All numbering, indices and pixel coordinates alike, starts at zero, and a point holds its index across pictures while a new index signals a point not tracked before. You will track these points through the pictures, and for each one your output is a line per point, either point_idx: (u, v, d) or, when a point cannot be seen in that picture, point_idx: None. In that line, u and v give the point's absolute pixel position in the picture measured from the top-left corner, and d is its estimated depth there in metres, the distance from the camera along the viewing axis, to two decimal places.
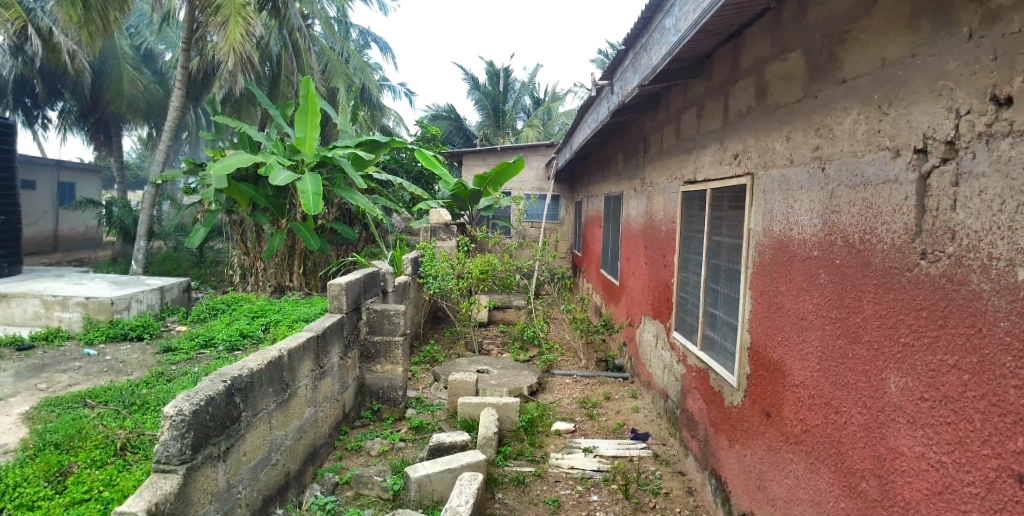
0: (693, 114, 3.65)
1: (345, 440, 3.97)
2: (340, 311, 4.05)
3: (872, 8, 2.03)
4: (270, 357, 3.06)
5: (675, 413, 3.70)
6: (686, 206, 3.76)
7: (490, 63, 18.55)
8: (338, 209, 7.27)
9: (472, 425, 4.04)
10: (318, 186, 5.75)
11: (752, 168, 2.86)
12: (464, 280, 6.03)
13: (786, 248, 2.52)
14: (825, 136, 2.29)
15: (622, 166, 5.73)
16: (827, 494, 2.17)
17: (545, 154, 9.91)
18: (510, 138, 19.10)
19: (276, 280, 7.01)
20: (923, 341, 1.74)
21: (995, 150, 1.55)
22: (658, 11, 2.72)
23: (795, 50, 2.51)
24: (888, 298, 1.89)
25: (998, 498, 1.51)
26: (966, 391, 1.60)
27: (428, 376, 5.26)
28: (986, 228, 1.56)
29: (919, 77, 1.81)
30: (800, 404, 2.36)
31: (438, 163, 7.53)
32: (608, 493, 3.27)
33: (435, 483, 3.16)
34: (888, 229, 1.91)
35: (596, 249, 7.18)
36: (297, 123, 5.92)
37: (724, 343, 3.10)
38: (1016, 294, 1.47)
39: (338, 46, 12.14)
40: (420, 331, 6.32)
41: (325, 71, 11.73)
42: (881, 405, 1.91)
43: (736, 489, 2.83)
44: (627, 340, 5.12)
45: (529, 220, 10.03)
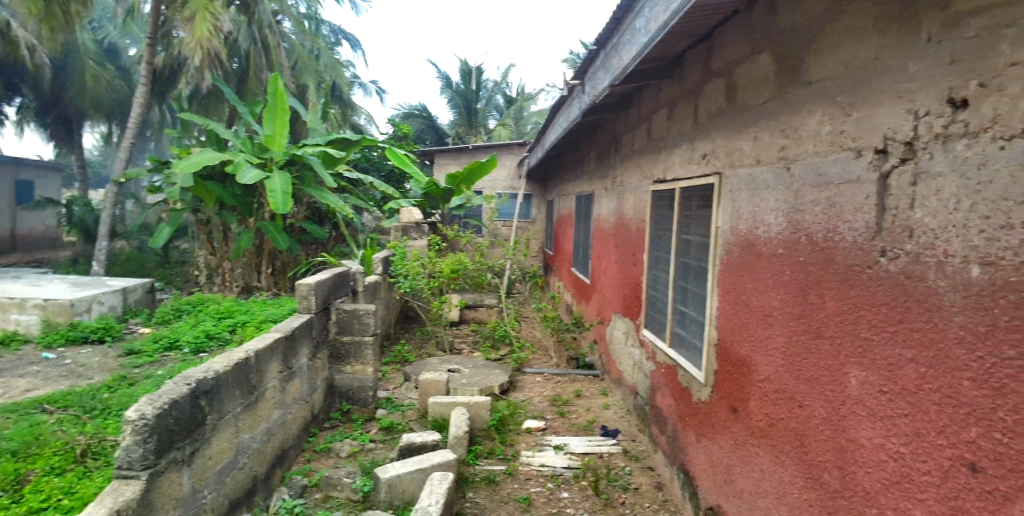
0: (664, 115, 3.69)
1: (313, 442, 3.90)
2: (309, 311, 3.99)
3: (840, 12, 2.08)
4: (237, 359, 3.00)
5: (645, 410, 3.74)
6: (656, 206, 3.80)
7: (463, 61, 18.62)
8: (308, 208, 7.16)
9: (442, 425, 3.99)
10: (287, 185, 5.65)
11: (721, 168, 2.90)
12: (435, 279, 5.99)
13: (752, 246, 2.56)
14: (791, 137, 2.34)
15: (593, 165, 5.76)
16: (791, 487, 2.21)
17: (517, 153, 9.95)
18: (483, 138, 19.10)
19: (243, 280, 6.87)
20: (883, 335, 1.79)
21: (952, 151, 1.61)
22: (628, 12, 2.74)
23: (765, 52, 2.54)
24: (850, 294, 1.94)
25: (953, 487, 1.56)
26: (923, 384, 1.65)
27: (398, 376, 5.22)
28: (942, 226, 1.62)
29: (884, 79, 1.86)
30: (765, 399, 2.40)
31: (410, 162, 7.46)
32: (578, 490, 3.29)
33: (405, 484, 3.13)
34: (849, 227, 1.97)
35: (567, 248, 7.23)
36: (266, 121, 5.79)
37: (692, 339, 3.15)
38: (970, 290, 1.53)
39: (309, 43, 12.00)
40: (391, 331, 6.27)
41: (294, 68, 11.59)
42: (843, 398, 1.95)
43: (704, 484, 2.86)
44: (598, 339, 5.15)
45: (501, 220, 10.05)
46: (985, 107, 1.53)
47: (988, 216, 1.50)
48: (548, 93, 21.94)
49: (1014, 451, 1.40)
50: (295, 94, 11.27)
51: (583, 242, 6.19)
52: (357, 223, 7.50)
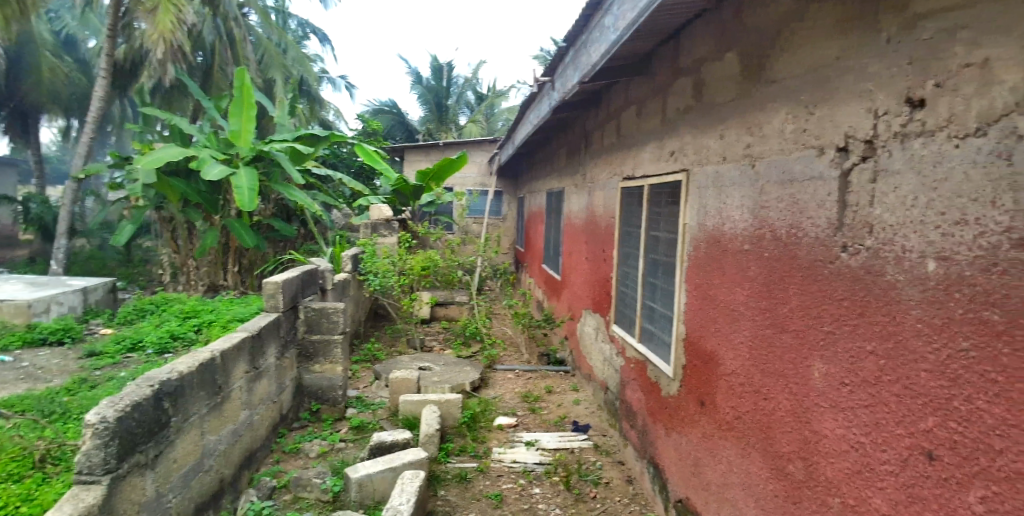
0: (633, 113, 3.72)
1: (282, 443, 3.83)
2: (277, 310, 3.92)
3: (804, 11, 2.11)
4: (202, 360, 2.93)
5: (615, 405, 3.78)
6: (626, 203, 3.83)
7: (433, 57, 18.56)
8: (275, 205, 7.04)
9: (413, 424, 3.97)
10: (254, 182, 5.54)
11: (688, 165, 2.94)
12: (405, 276, 5.95)
13: (719, 242, 2.60)
14: (756, 135, 2.38)
15: (564, 162, 5.79)
16: (757, 478, 2.26)
17: (487, 150, 9.94)
18: (453, 134, 19.00)
19: (208, 279, 6.71)
20: (844, 329, 1.84)
21: (909, 149, 1.66)
22: (597, 9, 2.74)
23: (731, 51, 2.58)
24: (813, 289, 1.99)
25: (911, 475, 1.60)
26: (883, 376, 1.70)
27: (368, 375, 5.17)
28: (900, 222, 1.67)
29: (846, 79, 1.90)
30: (731, 392, 2.45)
31: (380, 159, 7.41)
32: (550, 486, 3.30)
33: (376, 483, 3.10)
34: (812, 224, 2.01)
35: (538, 244, 7.26)
36: (232, 116, 5.68)
37: (661, 334, 3.18)
38: (926, 284, 1.58)
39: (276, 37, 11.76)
40: (361, 329, 6.21)
41: (261, 62, 11.37)
42: (807, 390, 2.00)
43: (672, 477, 2.91)
44: (569, 335, 5.19)
45: (472, 217, 10.04)
46: (940, 107, 1.58)
47: (942, 212, 1.55)
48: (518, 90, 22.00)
49: (968, 438, 1.45)
50: (261, 89, 11.06)
51: (554, 238, 6.21)
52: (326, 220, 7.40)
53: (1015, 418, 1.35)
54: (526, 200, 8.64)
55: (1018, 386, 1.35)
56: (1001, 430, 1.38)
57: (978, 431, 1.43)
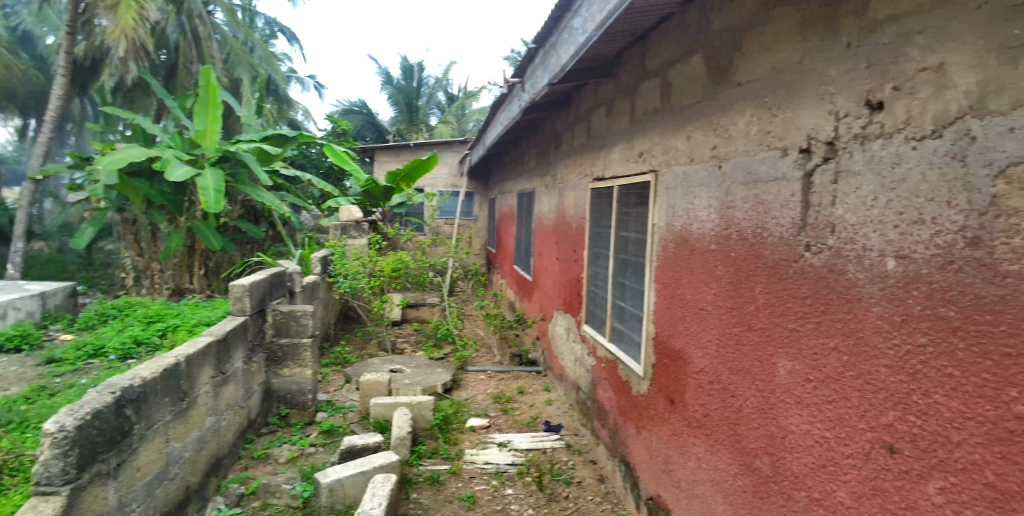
0: (602, 114, 3.75)
1: (250, 449, 3.76)
2: (244, 313, 3.86)
3: (767, 15, 2.16)
4: (166, 365, 2.86)
5: (587, 404, 3.80)
6: (595, 203, 3.86)
7: (404, 57, 18.52)
8: (242, 206, 6.92)
9: (384, 427, 3.93)
10: (220, 183, 5.43)
11: (656, 166, 2.97)
12: (376, 278, 5.89)
13: (687, 242, 2.64)
14: (722, 136, 2.42)
15: (535, 163, 5.81)
16: (725, 474, 2.29)
17: (458, 150, 9.93)
18: (424, 134, 18.92)
19: (173, 282, 6.56)
20: (808, 326, 1.88)
21: (869, 150, 1.70)
22: (567, 11, 2.75)
23: (697, 53, 2.61)
24: (778, 287, 2.03)
25: (873, 467, 1.64)
26: (845, 371, 1.74)
27: (339, 378, 5.11)
28: (862, 222, 1.71)
29: (808, 82, 1.95)
30: (700, 390, 2.48)
31: (349, 159, 7.38)
32: (522, 486, 3.30)
33: (347, 488, 3.06)
34: (777, 224, 2.05)
35: (509, 245, 7.27)
36: (197, 115, 5.56)
37: (631, 334, 3.21)
38: (886, 281, 1.62)
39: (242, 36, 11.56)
40: (330, 332, 6.13)
41: (227, 61, 11.14)
42: (773, 387, 2.04)
43: (643, 474, 2.93)
44: (540, 335, 5.20)
45: (443, 218, 10.01)
46: (898, 109, 1.62)
47: (900, 212, 1.59)
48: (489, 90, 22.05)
49: (927, 431, 1.49)
50: (227, 88, 10.84)
51: (525, 239, 6.23)
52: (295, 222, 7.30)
53: (972, 411, 1.39)
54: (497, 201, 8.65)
55: (973, 380, 1.39)
56: (958, 423, 1.42)
57: (936, 424, 1.47)
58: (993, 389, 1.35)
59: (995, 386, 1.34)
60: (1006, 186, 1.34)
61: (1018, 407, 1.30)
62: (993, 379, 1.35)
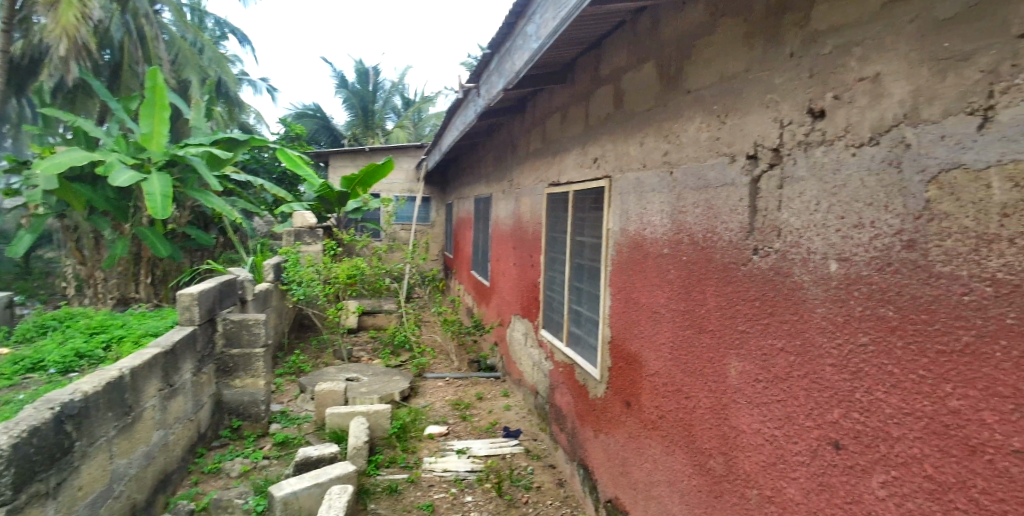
0: (558, 119, 3.78)
1: (200, 463, 3.63)
2: (193, 323, 3.75)
3: (714, 26, 2.22)
4: (109, 378, 2.74)
5: (545, 408, 3.83)
6: (551, 208, 3.89)
7: (359, 61, 18.37)
8: (191, 212, 6.74)
9: (341, 436, 3.87)
10: (167, 188, 5.25)
11: (610, 171, 3.02)
12: (331, 285, 5.80)
13: (640, 246, 2.68)
14: (673, 142, 2.47)
15: (491, 167, 5.82)
16: (680, 474, 2.34)
17: (415, 155, 9.88)
18: (380, 139, 18.78)
19: (118, 292, 6.30)
20: (756, 327, 1.94)
21: (812, 157, 1.77)
22: (521, 17, 2.76)
23: (649, 61, 2.66)
24: (727, 290, 2.08)
25: (820, 464, 1.70)
26: (792, 371, 1.80)
27: (293, 388, 5.00)
28: (806, 226, 1.77)
29: (754, 90, 2.01)
30: (655, 392, 2.52)
31: (303, 165, 7.38)
32: (482, 493, 3.29)
33: (302, 500, 2.99)
34: (725, 228, 2.10)
35: (467, 250, 7.26)
36: (143, 118, 5.36)
37: (587, 337, 3.24)
38: (828, 283, 1.68)
39: (191, 36, 11.22)
40: (284, 341, 5.99)
41: (175, 62, 10.79)
42: (724, 388, 2.09)
43: (602, 476, 2.96)
44: (499, 340, 5.21)
45: (400, 223, 9.93)
46: (838, 117, 1.69)
47: (842, 216, 1.65)
48: (446, 96, 22.06)
49: (870, 427, 1.55)
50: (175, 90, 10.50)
51: (482, 244, 6.23)
52: (247, 228, 7.11)
53: (910, 406, 1.44)
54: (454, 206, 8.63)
55: (911, 376, 1.44)
56: (898, 418, 1.47)
57: (878, 420, 1.52)
58: (929, 385, 1.40)
59: (931, 381, 1.40)
60: (938, 192, 1.40)
61: (953, 401, 1.36)
62: (929, 374, 1.40)
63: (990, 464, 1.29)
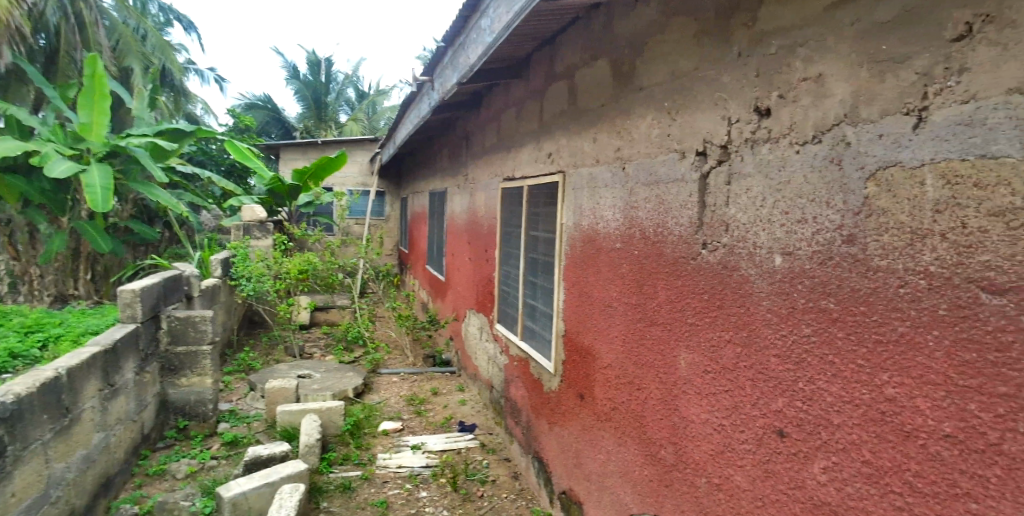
0: (513, 114, 3.78)
1: (144, 466, 3.50)
2: (135, 320, 3.61)
3: (665, 24, 2.25)
4: (44, 379, 2.62)
5: (500, 403, 3.84)
6: (506, 203, 3.89)
7: (311, 52, 17.98)
8: (133, 204, 6.54)
9: (292, 435, 3.80)
10: (108, 181, 5.03)
11: (564, 167, 3.04)
12: (281, 280, 5.68)
13: (593, 241, 2.71)
14: (625, 139, 2.50)
15: (446, 162, 5.78)
16: (633, 465, 2.38)
17: (369, 149, 9.74)
18: (333, 132, 18.46)
19: (56, 288, 6.01)
20: (705, 320, 1.99)
21: (758, 153, 1.82)
22: (474, 11, 2.75)
23: (601, 58, 2.69)
24: (677, 283, 2.12)
25: (766, 451, 1.75)
26: (739, 363, 1.85)
27: (242, 386, 4.88)
28: (752, 221, 1.82)
29: (703, 88, 2.05)
30: (608, 385, 2.56)
31: (254, 156, 7.22)
32: (437, 488, 3.28)
33: (251, 501, 2.92)
34: (676, 223, 2.14)
35: (421, 245, 7.22)
36: (81, 107, 5.09)
37: (542, 332, 3.27)
38: (774, 277, 1.73)
39: (133, 20, 10.75)
40: (233, 338, 5.83)
41: (115, 48, 10.31)
42: (674, 379, 2.14)
43: (556, 469, 2.99)
44: (453, 335, 5.19)
45: (353, 217, 9.79)
46: (782, 115, 1.74)
47: (786, 211, 1.70)
48: (401, 89, 21.85)
49: (811, 415, 1.61)
50: (116, 78, 10.04)
51: (437, 239, 6.19)
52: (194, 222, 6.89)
53: (849, 394, 1.50)
54: (409, 201, 8.52)
55: (850, 366, 1.50)
56: (838, 406, 1.53)
57: (819, 409, 1.58)
58: (867, 374, 1.46)
59: (868, 371, 1.46)
60: (876, 189, 1.45)
61: (889, 389, 1.41)
62: (868, 364, 1.46)
63: (922, 449, 1.34)
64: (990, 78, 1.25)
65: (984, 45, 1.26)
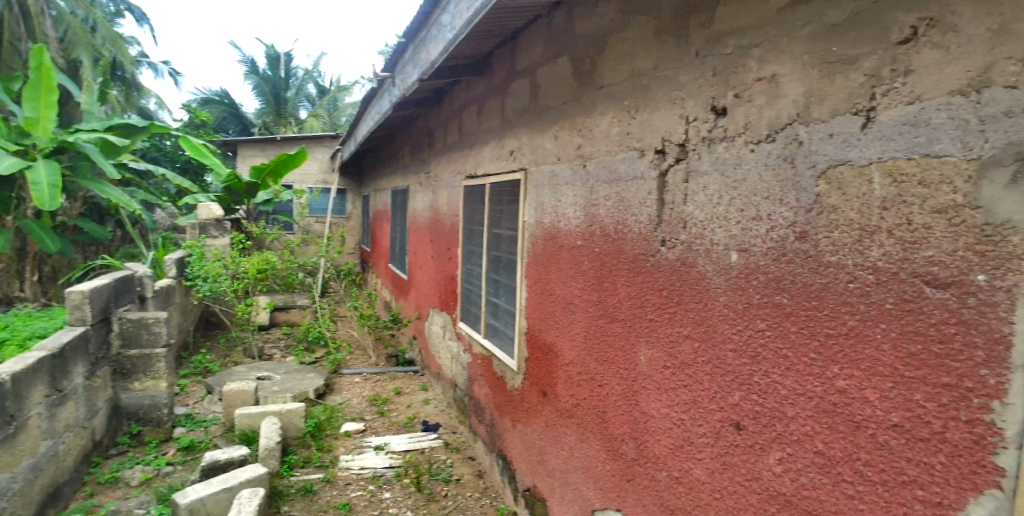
0: (475, 111, 3.76)
1: (96, 474, 3.39)
2: (84, 323, 3.49)
3: (625, 24, 2.27)
4: None
5: (464, 401, 3.84)
6: (469, 200, 3.88)
7: (270, 46, 17.62)
8: (82, 202, 6.30)
9: (251, 438, 3.73)
10: (55, 178, 4.84)
11: (526, 164, 3.04)
12: (239, 281, 5.57)
13: (555, 238, 2.72)
14: (586, 136, 2.52)
15: (408, 159, 5.73)
16: (595, 461, 2.40)
17: (330, 145, 9.60)
18: (293, 128, 18.14)
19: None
20: (664, 316, 2.02)
21: (714, 152, 1.85)
22: (434, 7, 2.73)
23: (562, 56, 2.70)
24: (637, 280, 2.15)
25: (723, 444, 1.79)
26: (697, 357, 1.89)
27: (199, 390, 4.77)
28: (709, 219, 1.85)
29: (661, 87, 2.08)
30: (571, 381, 2.58)
31: (209, 152, 7.04)
32: (400, 488, 3.26)
33: (209, 507, 2.85)
34: (635, 221, 2.17)
35: (384, 243, 7.14)
36: (25, 101, 4.87)
37: (504, 330, 3.27)
38: (729, 273, 1.76)
39: (81, 11, 10.35)
40: (189, 340, 5.68)
41: (62, 39, 9.91)
42: (635, 375, 2.17)
43: (520, 466, 3.00)
44: (416, 334, 5.16)
45: (314, 215, 9.64)
46: (738, 114, 1.77)
47: (742, 209, 1.74)
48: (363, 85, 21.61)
49: (766, 408, 1.65)
50: (64, 70, 9.65)
51: (400, 237, 6.13)
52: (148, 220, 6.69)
53: (802, 387, 1.54)
54: (371, 198, 8.41)
55: (803, 359, 1.54)
56: (791, 399, 1.58)
57: (774, 401, 1.62)
58: (818, 367, 1.51)
59: (820, 364, 1.50)
60: (827, 187, 1.50)
61: (839, 381, 1.46)
62: (820, 357, 1.50)
63: (872, 438, 1.39)
64: (933, 80, 1.29)
65: (928, 48, 1.30)
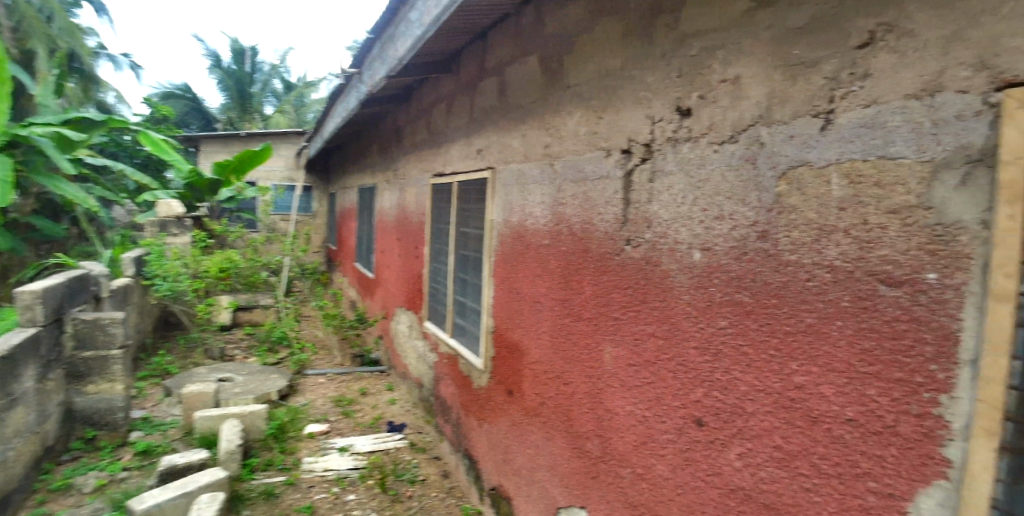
0: (444, 109, 3.74)
1: (47, 481, 3.27)
2: (35, 324, 3.38)
3: (593, 23, 2.28)
4: None
5: (429, 401, 3.81)
6: (436, 199, 3.86)
7: (236, 40, 17.29)
8: (35, 199, 6.09)
9: (211, 441, 3.64)
10: (7, 173, 4.67)
11: (494, 163, 3.03)
12: (200, 280, 5.48)
13: (522, 237, 2.72)
14: (554, 136, 2.52)
15: (376, 157, 5.68)
16: (561, 459, 2.41)
17: (296, 142, 9.45)
18: (258, 124, 17.84)
19: None
20: (629, 314, 2.04)
21: (679, 152, 1.87)
22: (402, 3, 2.71)
23: (531, 55, 2.70)
24: (603, 278, 2.16)
25: (686, 440, 1.81)
26: (661, 355, 1.90)
27: (157, 392, 4.65)
28: (673, 218, 1.87)
29: (628, 87, 2.09)
30: (537, 380, 2.58)
31: (169, 148, 6.87)
32: (365, 490, 3.22)
33: (167, 513, 2.78)
34: (601, 220, 2.18)
35: (350, 242, 7.07)
36: None
37: (471, 329, 3.26)
38: (692, 271, 1.78)
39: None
40: (147, 341, 5.55)
41: (16, 28, 9.54)
42: (600, 373, 2.18)
43: (486, 465, 2.99)
44: (383, 333, 5.12)
45: (279, 213, 9.47)
46: (703, 115, 1.79)
47: (705, 209, 1.76)
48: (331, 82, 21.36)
49: (727, 404, 1.67)
50: (17, 60, 9.31)
51: (367, 236, 6.07)
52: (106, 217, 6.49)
53: (762, 383, 1.57)
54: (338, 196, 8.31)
55: (763, 355, 1.57)
56: (751, 395, 1.60)
57: (735, 397, 1.64)
58: (778, 363, 1.53)
59: (779, 360, 1.53)
60: (787, 187, 1.52)
61: (797, 377, 1.48)
62: (779, 354, 1.52)
63: (828, 432, 1.41)
64: (890, 84, 1.32)
65: (885, 52, 1.33)
